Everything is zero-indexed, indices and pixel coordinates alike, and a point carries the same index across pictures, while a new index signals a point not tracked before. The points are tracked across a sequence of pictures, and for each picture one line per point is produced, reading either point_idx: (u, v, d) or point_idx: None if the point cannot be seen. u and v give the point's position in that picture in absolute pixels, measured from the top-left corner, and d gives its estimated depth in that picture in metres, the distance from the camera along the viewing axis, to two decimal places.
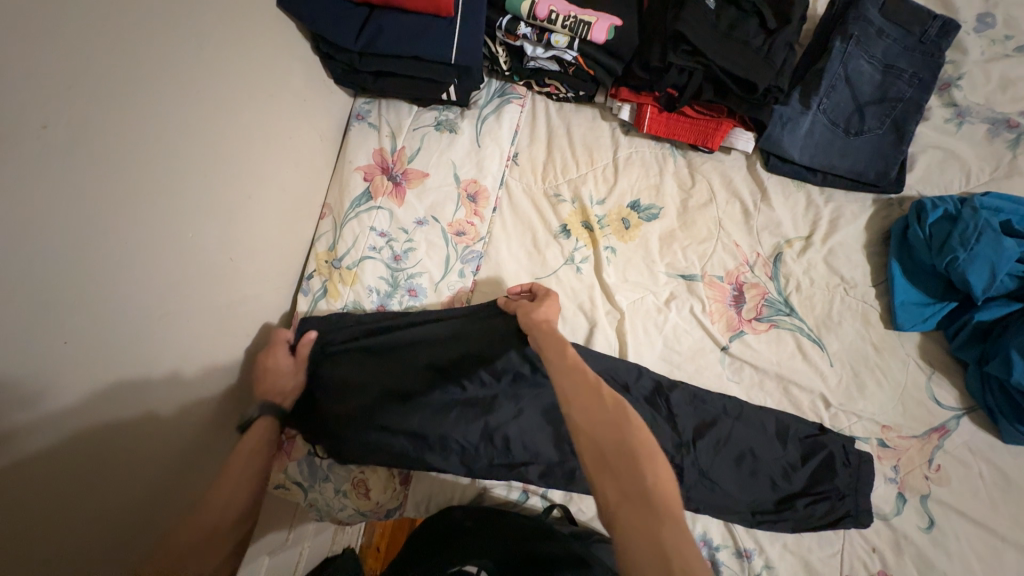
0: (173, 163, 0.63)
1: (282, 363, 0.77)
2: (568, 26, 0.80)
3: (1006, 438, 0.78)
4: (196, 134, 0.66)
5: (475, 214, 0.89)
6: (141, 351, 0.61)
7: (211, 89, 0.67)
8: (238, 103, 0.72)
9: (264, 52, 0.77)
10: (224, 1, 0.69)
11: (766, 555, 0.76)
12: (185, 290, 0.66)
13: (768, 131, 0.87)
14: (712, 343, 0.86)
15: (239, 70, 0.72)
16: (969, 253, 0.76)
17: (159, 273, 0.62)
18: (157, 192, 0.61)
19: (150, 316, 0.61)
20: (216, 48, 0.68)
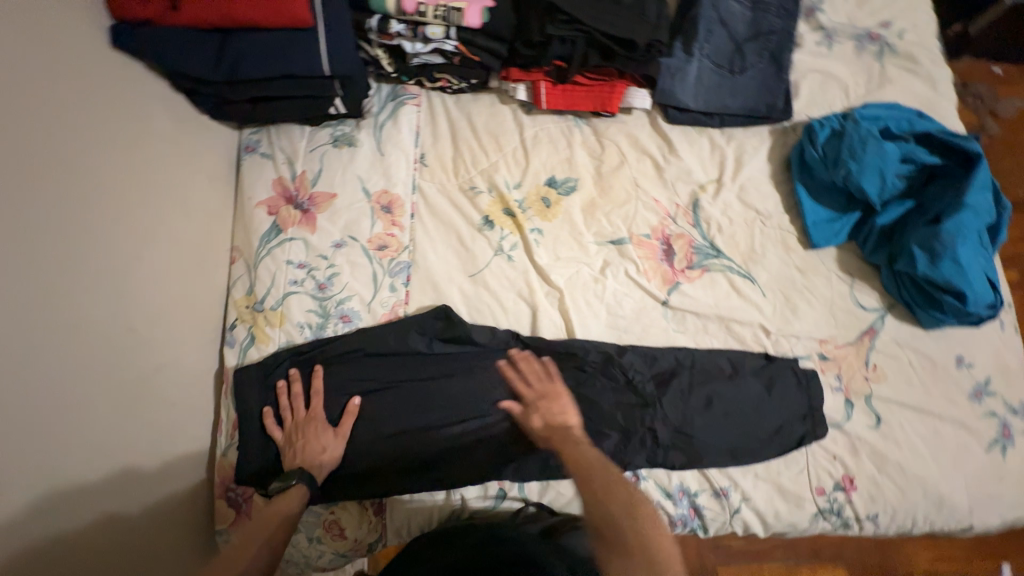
0: (28, 245, 0.57)
1: (324, 437, 0.74)
2: (440, 15, 0.78)
3: (925, 324, 0.84)
4: (51, 207, 0.60)
5: (394, 224, 0.86)
6: (34, 456, 0.55)
7: (54, 152, 0.60)
8: (98, 163, 0.66)
9: (114, 101, 0.70)
10: (47, 54, 0.61)
11: (741, 489, 0.79)
12: (73, 377, 0.60)
13: (660, 84, 0.89)
14: (652, 299, 0.87)
15: (87, 126, 0.65)
16: (859, 164, 0.81)
17: (44, 365, 0.57)
18: (15, 280, 0.55)
19: (33, 415, 0.55)
20: (50, 107, 0.61)
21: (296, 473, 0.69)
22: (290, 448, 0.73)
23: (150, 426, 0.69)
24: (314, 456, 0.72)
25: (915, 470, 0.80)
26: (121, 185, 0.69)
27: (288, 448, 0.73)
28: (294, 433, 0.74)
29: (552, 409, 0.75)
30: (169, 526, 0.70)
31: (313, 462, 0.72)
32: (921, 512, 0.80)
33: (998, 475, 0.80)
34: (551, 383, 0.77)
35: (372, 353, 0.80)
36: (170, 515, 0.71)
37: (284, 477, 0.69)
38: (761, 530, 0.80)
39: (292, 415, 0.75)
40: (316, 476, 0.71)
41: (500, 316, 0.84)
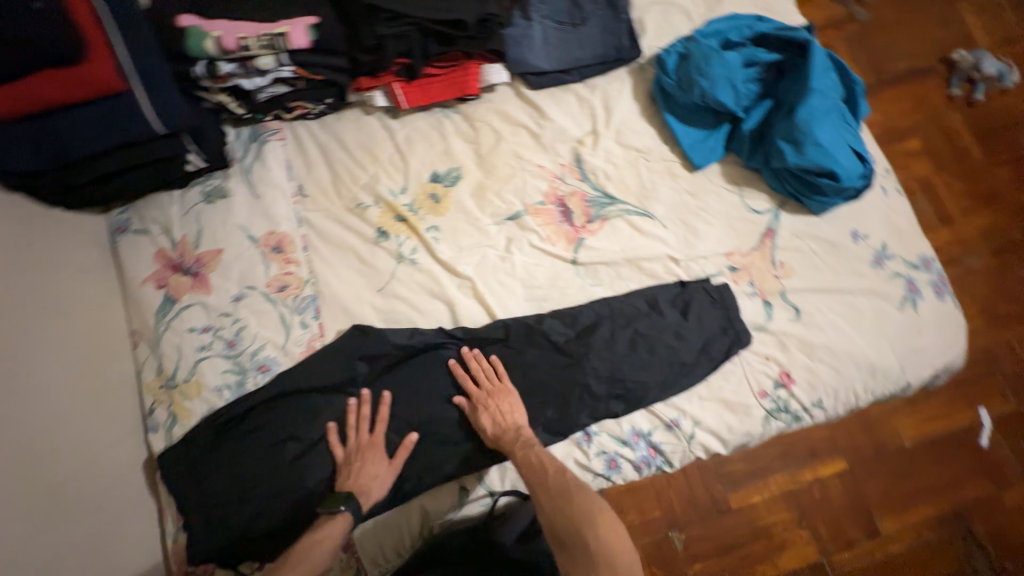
0: None
1: (372, 461, 0.74)
2: (265, 45, 0.77)
3: (816, 211, 0.87)
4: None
5: (289, 261, 0.85)
6: None
7: None
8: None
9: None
10: None
11: (690, 415, 0.81)
12: None
13: (510, 54, 0.90)
14: (562, 261, 0.88)
15: None
16: (709, 79, 0.84)
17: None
18: None
19: None
20: None
21: (346, 498, 0.71)
22: (349, 468, 0.74)
23: (76, 535, 0.66)
24: (368, 480, 0.73)
25: (843, 348, 0.83)
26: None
27: (345, 470, 0.74)
28: (353, 455, 0.75)
29: (501, 408, 0.77)
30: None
31: (365, 488, 0.72)
32: (860, 384, 0.83)
33: (917, 328, 0.84)
34: (500, 382, 0.79)
35: (298, 392, 0.77)
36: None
37: (337, 499, 0.71)
38: (721, 448, 0.82)
39: (357, 434, 0.76)
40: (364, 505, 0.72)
41: (418, 320, 0.84)
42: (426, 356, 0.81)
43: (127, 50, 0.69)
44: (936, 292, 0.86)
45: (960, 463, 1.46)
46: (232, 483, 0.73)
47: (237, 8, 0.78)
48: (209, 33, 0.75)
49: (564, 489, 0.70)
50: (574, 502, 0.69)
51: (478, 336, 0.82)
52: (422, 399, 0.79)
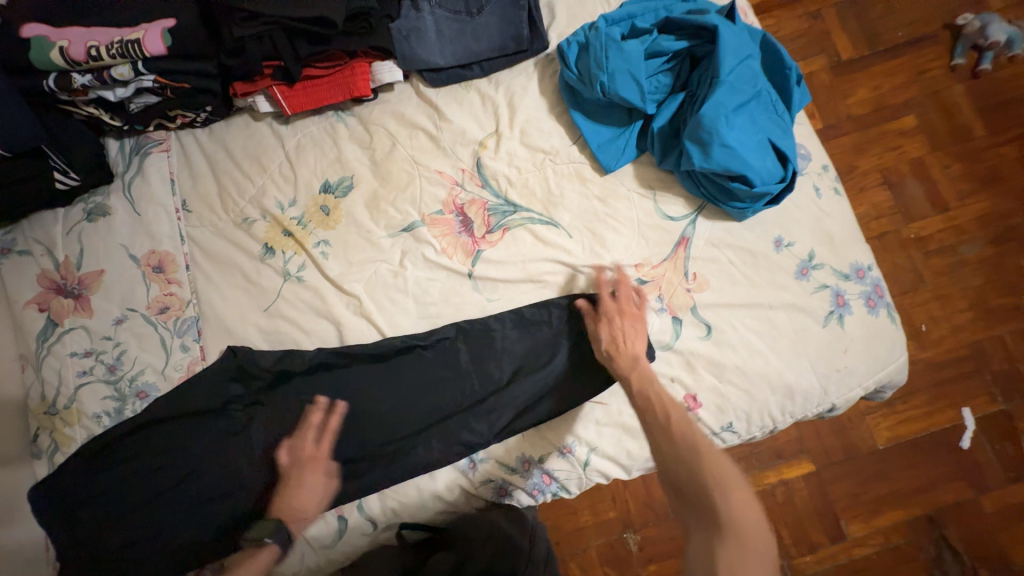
0: None
1: (313, 487, 0.71)
2: (118, 54, 0.72)
3: (735, 216, 0.79)
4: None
5: (170, 281, 0.82)
6: None
7: None
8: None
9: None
10: None
11: (586, 441, 0.76)
12: None
13: (399, 50, 0.83)
14: (458, 276, 0.82)
15: None
16: (607, 74, 0.76)
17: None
18: None
19: None
20: None
21: (274, 526, 0.69)
22: (286, 484, 0.71)
23: None
24: (302, 502, 0.71)
25: (757, 369, 0.76)
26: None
27: (282, 486, 0.72)
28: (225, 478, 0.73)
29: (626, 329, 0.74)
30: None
31: (298, 510, 0.70)
32: (776, 407, 0.76)
33: (843, 346, 0.76)
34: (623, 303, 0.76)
35: (176, 419, 0.75)
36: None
37: (263, 528, 0.69)
38: (621, 473, 0.78)
39: (302, 446, 0.73)
40: (294, 529, 0.70)
41: (303, 341, 0.80)
42: (310, 377, 0.77)
43: None
44: (867, 306, 0.77)
45: (944, 468, 1.33)
46: (104, 513, 0.72)
47: (92, 15, 0.73)
48: (55, 43, 0.71)
49: (683, 428, 0.64)
50: (689, 441, 0.63)
51: (367, 354, 0.78)
52: (304, 425, 0.76)
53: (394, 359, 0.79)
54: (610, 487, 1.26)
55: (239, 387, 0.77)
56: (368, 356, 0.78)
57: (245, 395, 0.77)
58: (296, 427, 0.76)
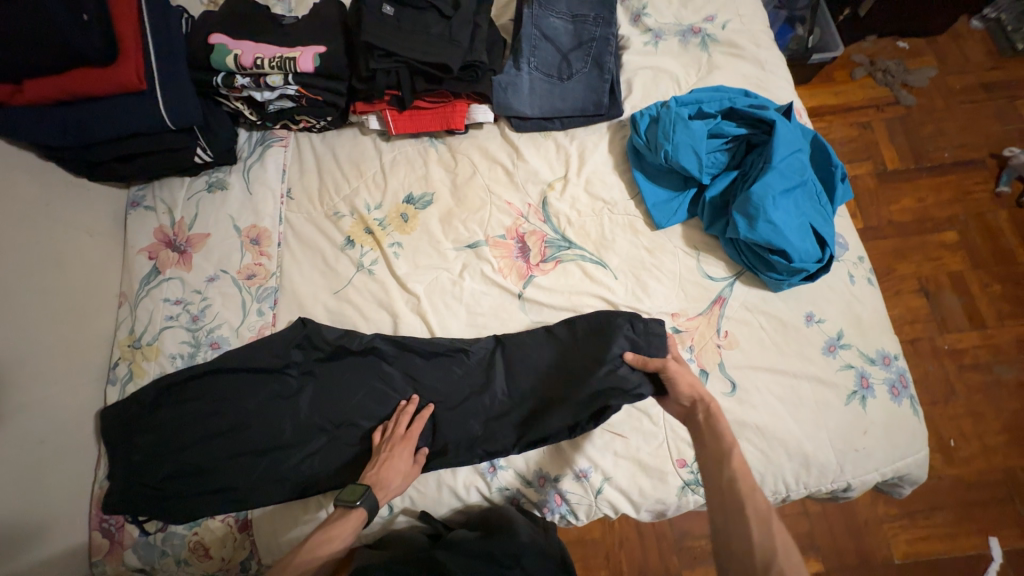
0: None
1: (400, 463, 0.76)
2: (276, 66, 0.89)
3: (771, 287, 0.86)
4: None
5: (262, 254, 0.93)
6: None
7: None
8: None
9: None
10: None
11: (602, 469, 0.80)
12: None
13: (496, 98, 0.97)
14: (509, 294, 0.91)
15: None
16: (672, 144, 0.87)
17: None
18: None
19: None
20: None
21: (363, 492, 0.71)
22: (376, 458, 0.77)
23: (11, 464, 0.73)
24: (390, 475, 0.75)
25: (776, 433, 0.79)
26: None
27: (375, 459, 0.77)
28: (268, 434, 0.80)
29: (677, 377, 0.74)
30: (26, 562, 0.73)
31: (385, 481, 0.74)
32: (790, 474, 0.79)
33: (863, 427, 0.79)
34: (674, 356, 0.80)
35: (237, 371, 0.83)
36: (24, 555, 0.73)
37: (354, 493, 0.71)
38: (629, 509, 0.80)
39: (394, 428, 0.79)
40: (380, 500, 0.73)
41: (362, 326, 0.89)
42: (362, 360, 0.85)
43: (154, 45, 0.83)
44: (891, 393, 0.81)
45: None
46: (156, 445, 0.79)
47: (263, 36, 0.92)
48: (231, 51, 0.88)
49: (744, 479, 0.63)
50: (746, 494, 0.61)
51: (416, 349, 0.86)
52: (349, 402, 0.83)
53: (438, 358, 0.86)
54: (605, 542, 1.25)
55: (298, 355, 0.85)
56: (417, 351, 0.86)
57: (302, 363, 0.85)
58: (339, 402, 0.83)
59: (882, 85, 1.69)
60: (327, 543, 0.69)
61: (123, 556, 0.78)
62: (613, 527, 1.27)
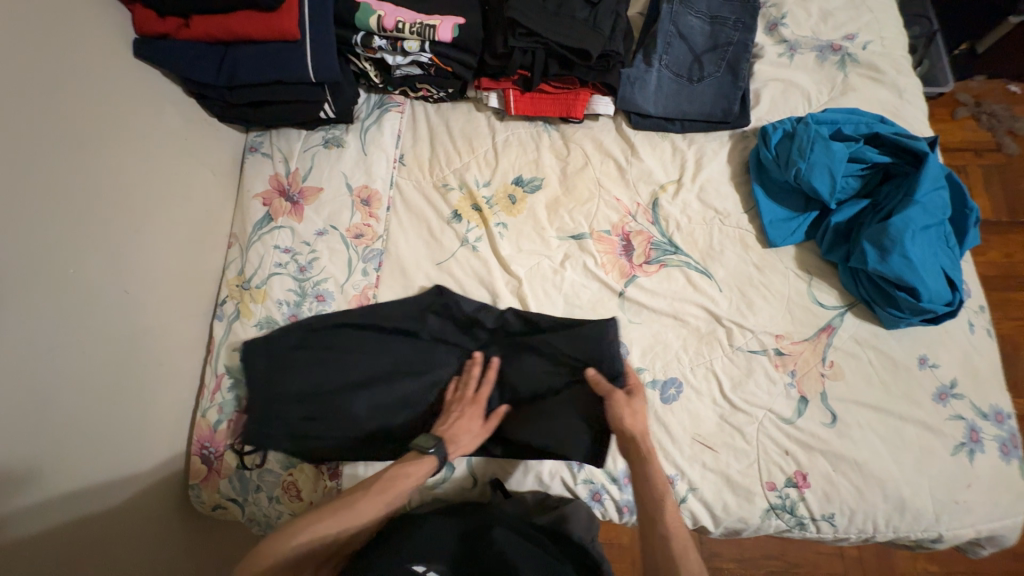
0: (70, 206, 0.70)
1: (472, 424, 0.78)
2: (415, 32, 0.90)
3: (886, 323, 0.83)
4: (61, 175, 0.69)
5: (371, 215, 0.95)
6: (44, 379, 0.65)
7: (89, 128, 0.73)
8: (100, 145, 0.74)
9: (126, 93, 0.80)
10: (100, 62, 0.76)
11: (688, 479, 0.79)
12: (80, 317, 0.70)
13: (621, 92, 0.96)
14: (609, 291, 0.90)
15: (125, 116, 0.79)
16: (807, 163, 0.85)
17: (38, 313, 0.64)
18: (51, 230, 0.67)
19: (46, 342, 0.65)
20: (99, 105, 0.75)
21: (436, 442, 0.74)
22: (447, 414, 0.79)
23: (134, 379, 0.78)
24: (460, 432, 0.76)
25: (874, 471, 0.77)
26: (125, 164, 0.78)
27: (445, 415, 0.79)
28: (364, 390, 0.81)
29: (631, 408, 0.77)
30: (136, 474, 0.77)
31: (456, 436, 0.76)
32: (882, 516, 0.77)
33: (967, 481, 0.77)
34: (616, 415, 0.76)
35: (340, 326, 0.85)
36: (134, 468, 0.77)
37: (428, 440, 0.74)
38: (709, 523, 0.79)
39: (465, 389, 0.81)
40: (449, 454, 0.75)
41: None
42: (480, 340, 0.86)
43: None
44: (1002, 451, 0.78)
45: None
46: (259, 386, 0.82)
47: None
48: (375, 11, 0.89)
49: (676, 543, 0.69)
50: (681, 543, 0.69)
51: (544, 335, 0.84)
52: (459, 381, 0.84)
53: (540, 365, 0.83)
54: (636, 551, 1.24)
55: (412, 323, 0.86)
56: (530, 341, 0.84)
57: (435, 329, 0.86)
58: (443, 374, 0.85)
59: (985, 128, 1.58)
60: (392, 489, 0.71)
61: (217, 484, 0.82)
62: None
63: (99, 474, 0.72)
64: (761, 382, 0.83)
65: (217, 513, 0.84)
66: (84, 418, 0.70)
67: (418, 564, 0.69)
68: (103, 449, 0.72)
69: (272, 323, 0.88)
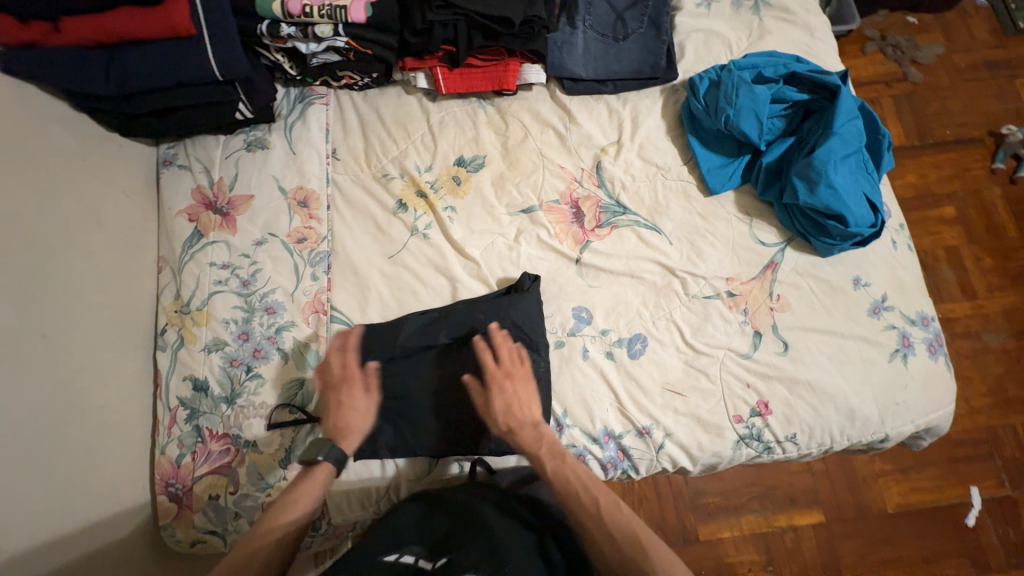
0: None
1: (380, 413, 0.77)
2: (325, 15, 0.84)
3: (822, 252, 0.89)
4: None
5: (311, 217, 0.90)
6: None
7: None
8: None
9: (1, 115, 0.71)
10: None
11: (662, 426, 0.83)
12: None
13: (550, 58, 0.94)
14: (566, 260, 0.91)
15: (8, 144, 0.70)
16: (735, 109, 0.87)
17: None
18: None
19: None
20: None
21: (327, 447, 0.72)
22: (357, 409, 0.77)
23: (76, 429, 0.72)
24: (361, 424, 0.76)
25: (826, 388, 0.84)
26: (14, 197, 0.69)
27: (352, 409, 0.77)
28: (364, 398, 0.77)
29: (519, 397, 0.77)
30: (96, 526, 0.72)
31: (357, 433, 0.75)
32: (836, 427, 0.84)
33: (904, 382, 0.85)
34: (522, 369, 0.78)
35: (299, 340, 0.83)
36: (97, 521, 0.73)
37: (316, 447, 0.71)
38: (688, 463, 0.84)
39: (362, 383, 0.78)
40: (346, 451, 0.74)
41: (421, 291, 0.88)
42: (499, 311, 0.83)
43: None
44: (929, 351, 0.86)
45: (947, 545, 1.31)
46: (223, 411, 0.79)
47: None
48: None
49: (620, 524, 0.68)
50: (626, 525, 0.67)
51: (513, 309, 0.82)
52: None
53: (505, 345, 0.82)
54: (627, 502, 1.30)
55: (433, 316, 0.83)
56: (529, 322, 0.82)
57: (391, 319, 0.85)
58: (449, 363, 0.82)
59: (891, 60, 1.69)
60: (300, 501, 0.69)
61: (191, 520, 0.78)
62: (633, 487, 1.31)
63: (54, 536, 0.66)
64: (719, 324, 0.87)
65: (198, 549, 0.80)
66: (25, 480, 0.64)
67: (391, 552, 0.66)
68: (56, 508, 0.67)
69: (221, 344, 0.83)
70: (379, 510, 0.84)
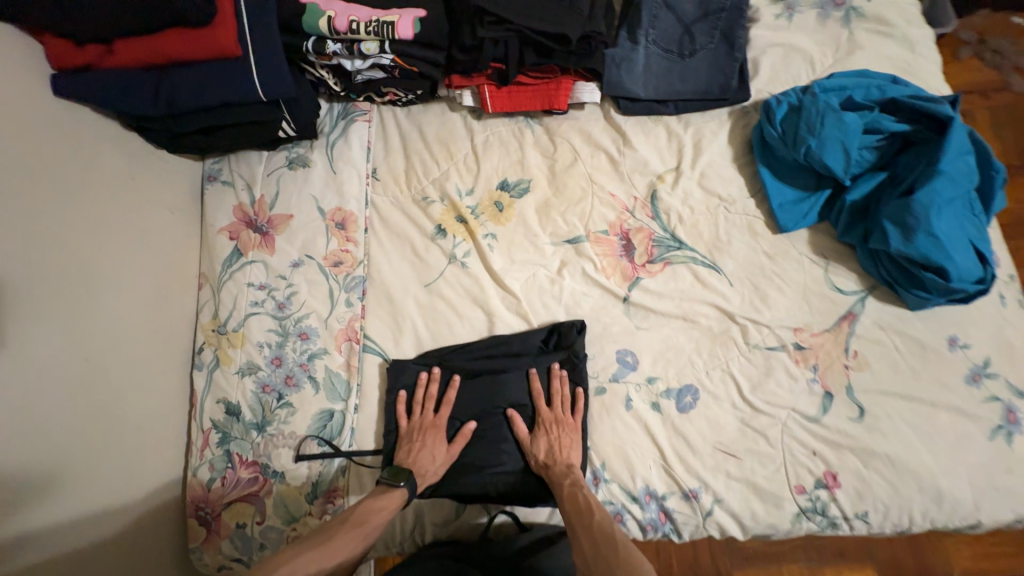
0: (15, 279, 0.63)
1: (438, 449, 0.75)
2: (372, 31, 0.81)
3: (911, 305, 0.77)
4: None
5: (348, 240, 0.87)
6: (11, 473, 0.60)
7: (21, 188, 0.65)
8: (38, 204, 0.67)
9: (55, 137, 0.71)
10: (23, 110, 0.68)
11: (712, 491, 0.75)
12: (43, 396, 0.64)
13: (606, 76, 0.87)
14: (612, 297, 0.83)
15: (61, 166, 0.71)
16: (818, 139, 0.77)
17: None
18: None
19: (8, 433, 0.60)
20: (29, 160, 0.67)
21: (406, 475, 0.71)
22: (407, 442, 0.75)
23: (114, 450, 0.72)
24: (424, 462, 0.73)
25: (908, 464, 0.73)
26: (63, 220, 0.70)
27: (407, 444, 0.75)
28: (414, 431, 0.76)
29: (562, 441, 0.75)
30: (129, 547, 0.73)
31: (422, 468, 0.73)
32: (918, 509, 0.73)
33: (1006, 465, 0.73)
34: (571, 417, 0.76)
35: (330, 369, 0.81)
36: (129, 541, 0.73)
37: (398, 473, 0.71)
38: (738, 532, 0.76)
39: (421, 412, 0.78)
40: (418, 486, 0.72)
41: (456, 324, 0.83)
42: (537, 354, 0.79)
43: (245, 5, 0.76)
44: None
45: None
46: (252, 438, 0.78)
47: None
48: (324, 13, 0.80)
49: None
50: None
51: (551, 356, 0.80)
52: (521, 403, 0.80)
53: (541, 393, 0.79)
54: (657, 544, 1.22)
55: (474, 352, 0.81)
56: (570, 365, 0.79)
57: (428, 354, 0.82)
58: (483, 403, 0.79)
59: (991, 67, 1.48)
60: (366, 523, 0.68)
61: (219, 545, 0.78)
62: None
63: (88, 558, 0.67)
64: (782, 380, 0.78)
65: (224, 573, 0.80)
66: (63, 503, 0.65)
67: None
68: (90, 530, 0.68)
69: (255, 369, 0.82)
70: (401, 552, 0.81)
